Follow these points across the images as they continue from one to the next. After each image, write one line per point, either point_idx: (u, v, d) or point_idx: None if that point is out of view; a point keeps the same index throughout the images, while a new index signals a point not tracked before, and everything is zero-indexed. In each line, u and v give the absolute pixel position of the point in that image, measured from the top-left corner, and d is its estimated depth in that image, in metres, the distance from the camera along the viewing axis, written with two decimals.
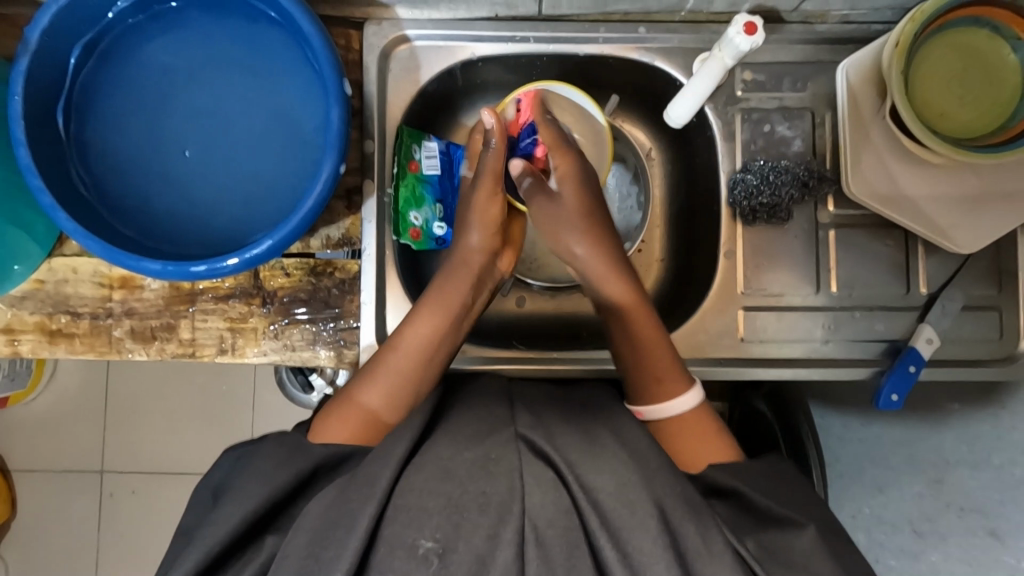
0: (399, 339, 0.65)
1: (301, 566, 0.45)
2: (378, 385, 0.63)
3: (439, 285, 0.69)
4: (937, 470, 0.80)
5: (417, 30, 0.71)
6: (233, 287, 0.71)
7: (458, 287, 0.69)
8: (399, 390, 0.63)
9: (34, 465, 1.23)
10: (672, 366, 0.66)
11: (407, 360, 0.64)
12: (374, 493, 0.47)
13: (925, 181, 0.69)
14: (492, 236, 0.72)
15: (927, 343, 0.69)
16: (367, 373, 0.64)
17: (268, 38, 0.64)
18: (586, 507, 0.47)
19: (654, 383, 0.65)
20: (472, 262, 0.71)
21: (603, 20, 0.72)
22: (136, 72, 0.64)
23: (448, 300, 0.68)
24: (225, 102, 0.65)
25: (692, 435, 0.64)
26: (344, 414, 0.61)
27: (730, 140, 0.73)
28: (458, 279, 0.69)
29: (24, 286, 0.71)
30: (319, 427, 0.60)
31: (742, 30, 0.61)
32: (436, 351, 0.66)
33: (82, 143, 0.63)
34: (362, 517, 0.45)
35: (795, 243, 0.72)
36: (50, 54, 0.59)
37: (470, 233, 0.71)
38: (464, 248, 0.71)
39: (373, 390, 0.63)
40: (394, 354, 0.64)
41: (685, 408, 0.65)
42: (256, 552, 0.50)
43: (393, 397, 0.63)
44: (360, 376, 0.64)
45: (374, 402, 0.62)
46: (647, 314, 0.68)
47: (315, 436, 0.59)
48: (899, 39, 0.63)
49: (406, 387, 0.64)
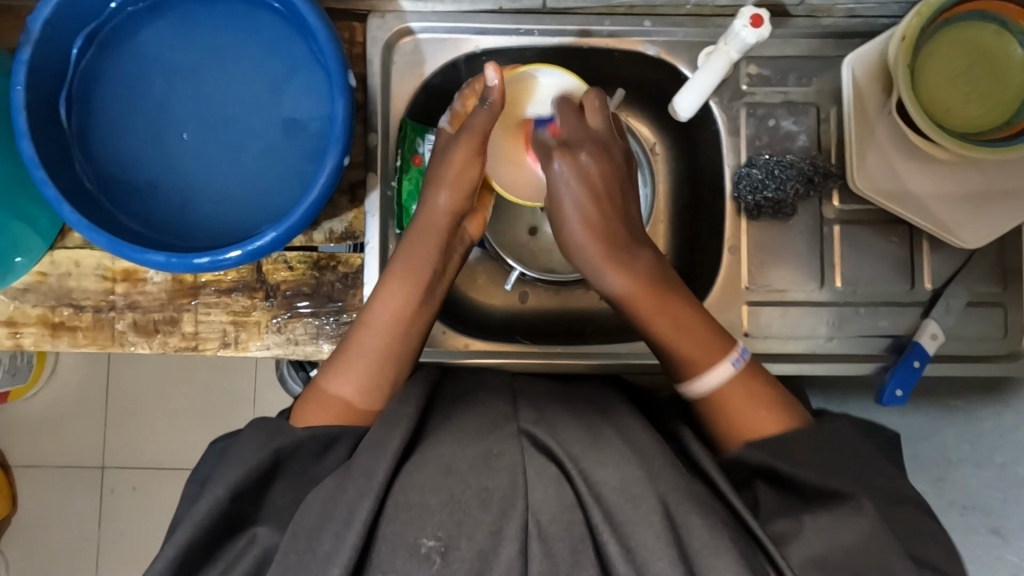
0: (368, 317, 0.64)
1: (304, 562, 0.45)
2: (351, 368, 0.62)
3: (405, 253, 0.66)
4: (939, 467, 0.80)
5: (421, 22, 0.71)
6: (236, 281, 0.71)
7: (419, 257, 0.66)
8: (375, 374, 0.62)
9: (35, 460, 1.23)
10: (705, 343, 0.62)
11: (379, 339, 0.63)
12: (376, 488, 0.47)
13: (930, 177, 0.69)
14: (460, 199, 0.68)
15: (931, 339, 0.69)
16: (337, 359, 0.63)
17: (271, 30, 0.64)
18: (590, 502, 0.47)
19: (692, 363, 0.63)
20: (433, 231, 0.68)
21: (607, 13, 0.72)
22: (139, 64, 0.64)
23: (415, 270, 0.66)
24: (228, 94, 0.64)
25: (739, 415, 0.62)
26: (319, 398, 0.61)
27: (735, 135, 0.73)
28: (419, 250, 0.66)
29: (26, 278, 0.70)
30: (298, 412, 0.60)
31: (748, 23, 0.61)
32: (401, 327, 0.64)
33: (84, 135, 0.63)
34: (361, 511, 0.45)
35: (799, 239, 0.72)
36: (51, 45, 0.59)
37: (436, 196, 0.67)
38: (425, 218, 0.68)
39: (342, 376, 0.62)
40: (366, 334, 0.63)
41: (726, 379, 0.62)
42: (253, 545, 0.50)
43: (370, 381, 0.62)
44: (334, 361, 0.63)
45: (349, 386, 0.62)
46: (673, 302, 0.64)
47: (295, 421, 0.59)
48: (905, 34, 0.63)
49: (382, 371, 0.63)
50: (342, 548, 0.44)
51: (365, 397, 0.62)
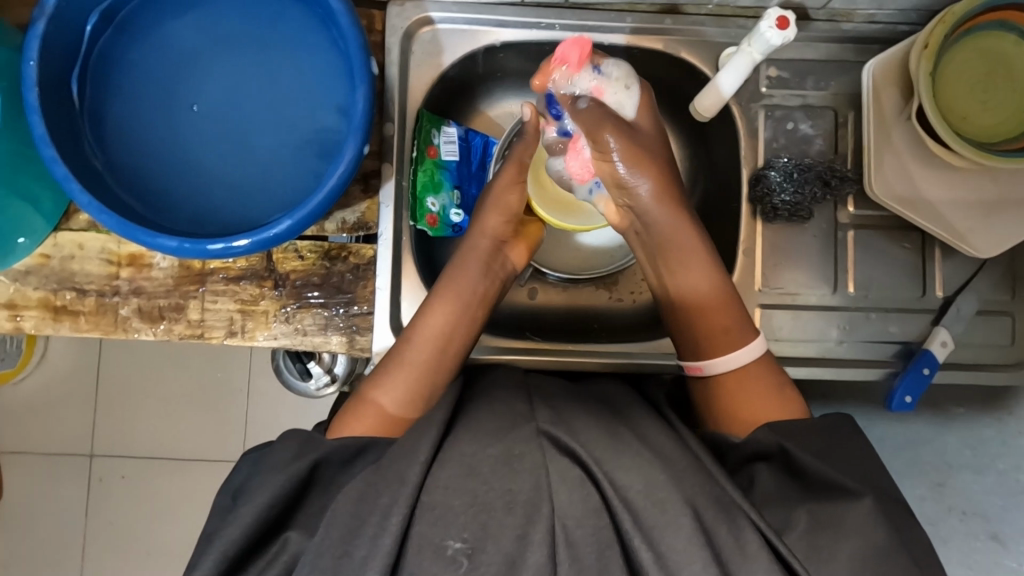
0: (410, 334, 0.65)
1: (331, 559, 0.44)
2: (392, 384, 0.62)
3: (451, 275, 0.68)
4: (939, 475, 0.82)
5: (441, 12, 0.70)
6: (245, 269, 0.70)
7: (467, 279, 0.68)
8: (413, 391, 0.62)
9: (22, 446, 1.20)
10: (734, 315, 0.66)
11: (421, 355, 0.64)
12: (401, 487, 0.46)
13: (945, 185, 0.69)
14: (506, 224, 0.71)
15: (941, 346, 0.69)
16: (381, 373, 0.63)
17: (291, 15, 0.63)
18: (617, 505, 0.47)
19: (724, 334, 0.65)
20: (481, 254, 0.70)
21: (628, 10, 0.72)
22: (155, 45, 0.63)
23: (461, 290, 0.67)
24: (245, 78, 0.63)
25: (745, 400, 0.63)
26: (357, 411, 0.61)
27: (753, 137, 0.72)
28: (467, 272, 0.68)
29: (28, 260, 0.69)
30: (337, 425, 0.60)
31: (775, 24, 0.60)
32: (449, 344, 0.65)
33: (96, 114, 0.61)
34: (389, 515, 0.45)
35: (813, 243, 0.72)
36: (67, 20, 0.57)
37: (485, 220, 0.71)
38: (474, 242, 0.70)
39: (388, 389, 0.62)
40: (410, 351, 0.64)
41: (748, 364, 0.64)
42: (277, 550, 0.49)
43: (407, 397, 0.62)
44: (376, 375, 0.63)
45: (387, 400, 0.61)
46: (727, 310, 0.66)
47: (331, 433, 0.59)
48: (929, 41, 0.63)
49: (418, 388, 0.63)
50: (369, 549, 0.44)
51: (398, 415, 0.61)
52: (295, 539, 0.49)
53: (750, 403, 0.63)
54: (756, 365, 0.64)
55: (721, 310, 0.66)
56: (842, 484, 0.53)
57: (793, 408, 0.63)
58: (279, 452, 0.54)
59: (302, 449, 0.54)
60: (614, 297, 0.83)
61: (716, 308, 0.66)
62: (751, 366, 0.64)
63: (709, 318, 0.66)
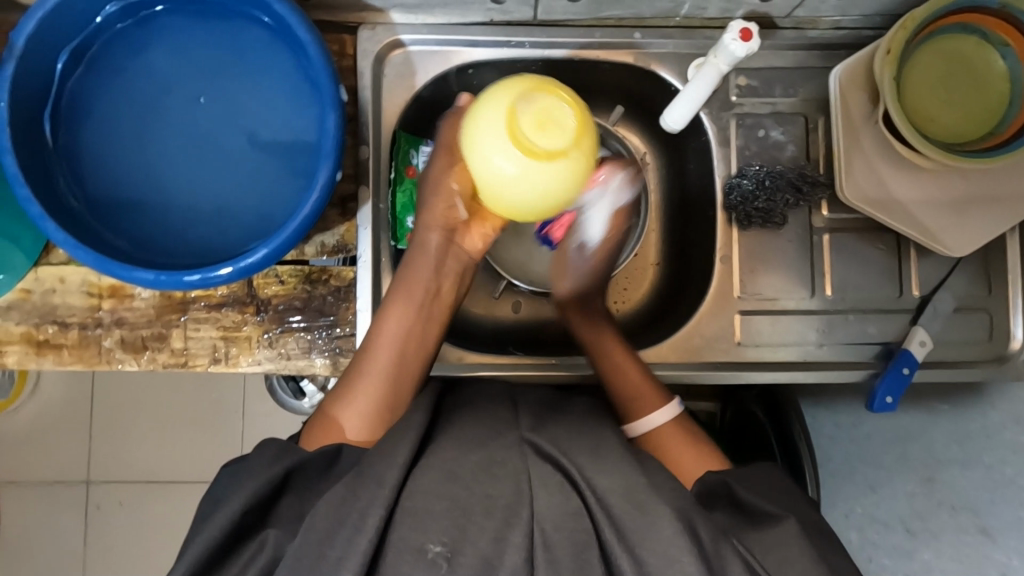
0: (371, 342, 0.65)
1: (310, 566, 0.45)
2: (356, 401, 0.62)
3: (401, 277, 0.67)
4: (929, 469, 0.82)
5: (412, 35, 0.71)
6: (226, 295, 0.70)
7: (419, 283, 0.67)
8: (381, 408, 0.62)
9: (18, 476, 1.20)
10: (648, 380, 0.68)
11: (386, 363, 0.64)
12: (388, 494, 0.47)
13: (917, 185, 0.70)
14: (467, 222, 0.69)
15: (919, 345, 0.70)
16: (345, 384, 0.63)
17: (259, 44, 0.63)
18: (596, 509, 0.48)
19: (630, 399, 0.67)
20: (431, 252, 0.69)
21: (597, 25, 0.73)
22: (126, 80, 0.63)
23: (412, 292, 0.67)
24: (216, 109, 0.64)
25: (677, 452, 0.65)
26: (324, 423, 0.61)
27: (725, 145, 0.73)
28: (418, 278, 0.67)
29: (10, 296, 0.69)
30: (308, 438, 0.61)
31: (738, 37, 0.62)
32: (408, 351, 0.65)
33: (71, 151, 0.62)
34: (364, 517, 0.46)
35: (789, 247, 0.73)
36: (37, 60, 0.58)
37: (428, 214, 0.69)
38: (422, 240, 0.69)
39: (357, 408, 0.62)
40: (371, 361, 0.64)
41: (663, 423, 0.66)
42: (255, 552, 0.49)
43: (372, 414, 0.62)
44: (341, 386, 0.64)
45: (350, 417, 0.62)
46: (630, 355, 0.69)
47: (306, 445, 0.60)
48: (890, 46, 0.64)
49: (385, 406, 0.63)
50: (346, 551, 0.45)
51: (367, 423, 0.62)
52: (280, 542, 0.50)
53: (630, 388, 0.67)
54: (671, 420, 0.67)
55: (633, 371, 0.68)
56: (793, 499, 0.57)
57: (663, 394, 0.68)
58: (265, 455, 0.55)
59: (281, 452, 0.55)
60: None
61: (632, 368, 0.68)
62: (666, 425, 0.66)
63: (623, 368, 0.68)
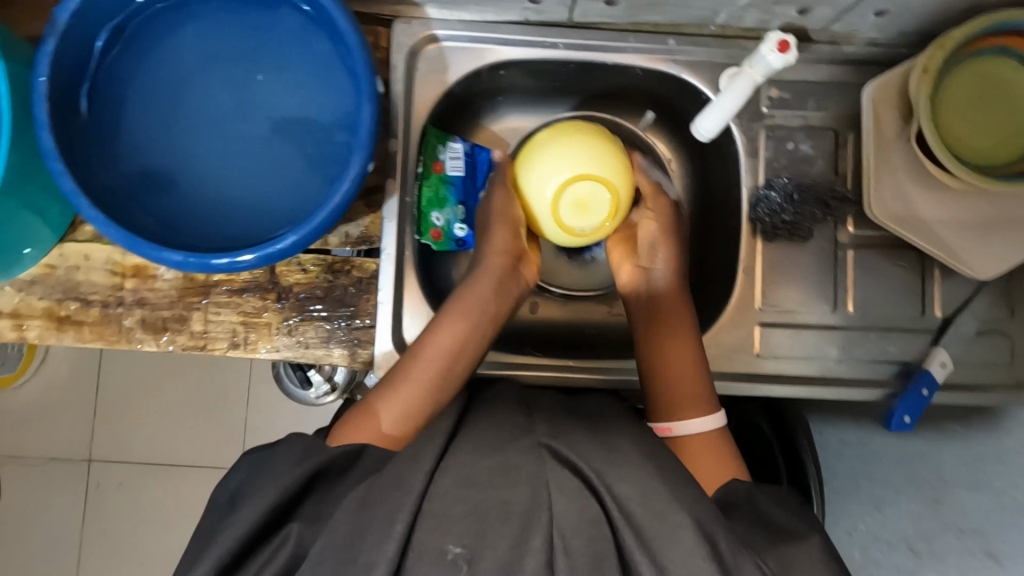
0: (419, 347, 0.65)
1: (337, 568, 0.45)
2: (394, 399, 0.63)
3: (464, 293, 0.69)
4: (935, 491, 0.81)
5: (446, 30, 0.71)
6: (248, 281, 0.71)
7: (478, 300, 0.69)
8: (414, 408, 0.63)
9: (19, 451, 1.20)
10: (701, 385, 0.68)
11: (428, 369, 0.64)
12: (412, 500, 0.47)
13: (943, 205, 0.70)
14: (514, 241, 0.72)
15: (940, 366, 0.70)
16: (385, 386, 0.64)
17: (298, 31, 0.64)
18: (617, 517, 0.48)
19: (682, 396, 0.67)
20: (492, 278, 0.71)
21: (632, 30, 0.73)
22: (164, 60, 0.63)
23: (469, 308, 0.68)
24: (252, 94, 0.64)
25: (705, 452, 0.65)
26: (358, 421, 0.61)
27: (754, 157, 0.73)
28: (479, 296, 0.69)
29: (34, 270, 0.69)
30: (337, 432, 0.61)
31: (775, 48, 0.61)
32: (453, 361, 0.66)
33: (104, 128, 0.62)
34: (392, 524, 0.46)
35: (812, 261, 0.72)
36: (76, 37, 0.58)
37: (492, 239, 0.71)
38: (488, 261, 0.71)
39: (391, 405, 0.62)
40: (415, 363, 0.64)
41: (704, 430, 0.66)
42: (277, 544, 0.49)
43: (406, 417, 0.62)
44: (382, 387, 0.64)
45: (387, 417, 0.62)
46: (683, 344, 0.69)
47: (333, 441, 0.59)
48: (927, 65, 0.64)
49: (420, 406, 0.63)
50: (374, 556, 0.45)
51: (407, 423, 0.62)
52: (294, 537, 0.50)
53: (684, 378, 0.68)
54: (711, 429, 0.66)
55: (687, 366, 0.68)
56: (804, 522, 0.57)
57: (709, 404, 0.67)
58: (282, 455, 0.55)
59: (307, 451, 0.55)
60: (614, 312, 0.84)
61: (687, 372, 0.68)
62: (710, 431, 0.66)
63: (677, 359, 0.68)
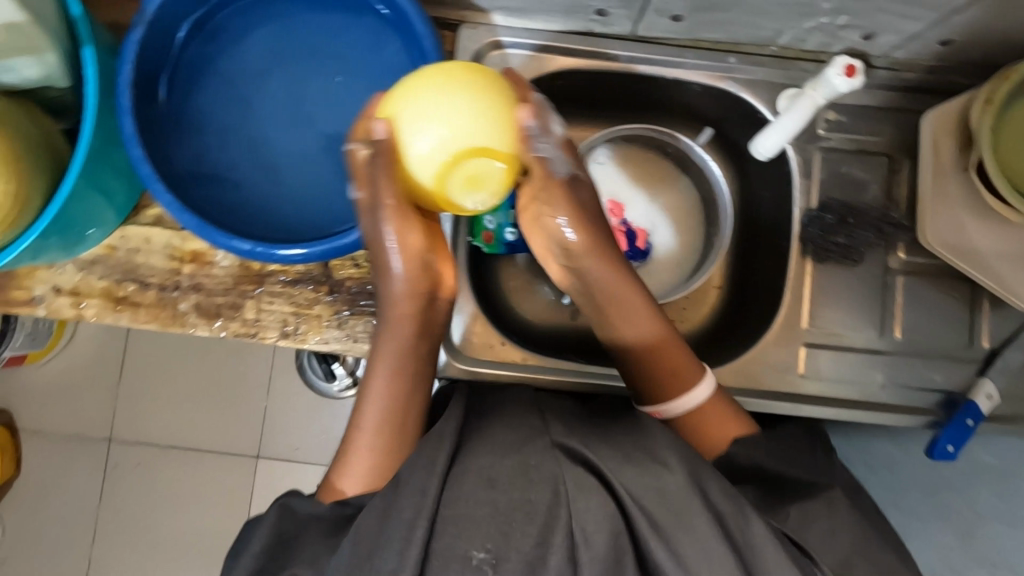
0: (366, 413, 0.62)
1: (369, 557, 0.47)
2: (354, 466, 0.61)
3: (397, 338, 0.62)
4: (968, 524, 0.78)
5: (511, 37, 0.72)
6: (303, 272, 0.72)
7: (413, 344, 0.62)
8: (380, 463, 0.61)
9: (42, 427, 1.21)
10: (686, 358, 0.67)
11: (377, 428, 0.61)
12: (429, 505, 0.48)
13: (1001, 236, 0.69)
14: (420, 272, 0.61)
15: (986, 398, 0.69)
16: (346, 452, 0.62)
17: (371, 33, 0.65)
18: (635, 513, 0.48)
19: (672, 373, 0.66)
20: (406, 320, 0.61)
21: (693, 46, 0.73)
22: (240, 54, 0.65)
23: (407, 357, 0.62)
24: (322, 90, 0.65)
25: (709, 416, 0.65)
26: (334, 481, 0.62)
27: (808, 177, 0.74)
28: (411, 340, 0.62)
29: (96, 250, 0.71)
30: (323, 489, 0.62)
31: (843, 72, 0.62)
32: (407, 413, 0.62)
33: (178, 115, 0.64)
34: (412, 526, 0.47)
35: (859, 285, 0.73)
36: (161, 26, 0.60)
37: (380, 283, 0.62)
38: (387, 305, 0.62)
39: (356, 466, 0.61)
40: (362, 431, 0.62)
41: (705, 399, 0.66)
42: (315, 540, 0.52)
43: (375, 471, 0.60)
44: (343, 451, 0.62)
45: (353, 477, 0.60)
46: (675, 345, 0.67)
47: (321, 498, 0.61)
48: (994, 97, 0.64)
49: (385, 462, 0.61)
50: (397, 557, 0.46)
51: (378, 474, 0.60)
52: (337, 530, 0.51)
53: (668, 364, 0.67)
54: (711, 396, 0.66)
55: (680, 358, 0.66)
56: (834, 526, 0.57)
57: (698, 369, 0.67)
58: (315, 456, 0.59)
59: None
60: None
61: (683, 361, 0.66)
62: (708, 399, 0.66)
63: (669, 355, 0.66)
